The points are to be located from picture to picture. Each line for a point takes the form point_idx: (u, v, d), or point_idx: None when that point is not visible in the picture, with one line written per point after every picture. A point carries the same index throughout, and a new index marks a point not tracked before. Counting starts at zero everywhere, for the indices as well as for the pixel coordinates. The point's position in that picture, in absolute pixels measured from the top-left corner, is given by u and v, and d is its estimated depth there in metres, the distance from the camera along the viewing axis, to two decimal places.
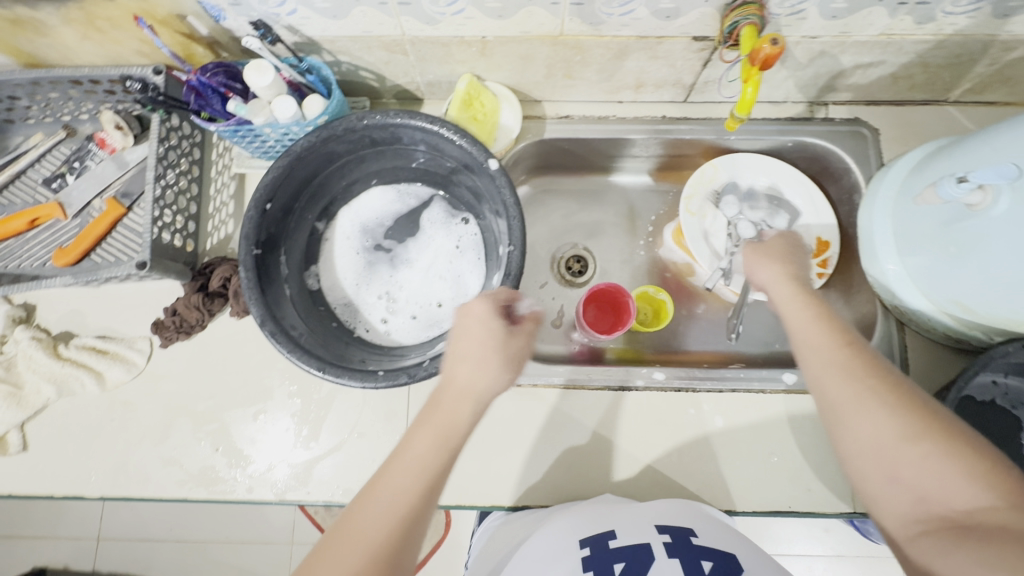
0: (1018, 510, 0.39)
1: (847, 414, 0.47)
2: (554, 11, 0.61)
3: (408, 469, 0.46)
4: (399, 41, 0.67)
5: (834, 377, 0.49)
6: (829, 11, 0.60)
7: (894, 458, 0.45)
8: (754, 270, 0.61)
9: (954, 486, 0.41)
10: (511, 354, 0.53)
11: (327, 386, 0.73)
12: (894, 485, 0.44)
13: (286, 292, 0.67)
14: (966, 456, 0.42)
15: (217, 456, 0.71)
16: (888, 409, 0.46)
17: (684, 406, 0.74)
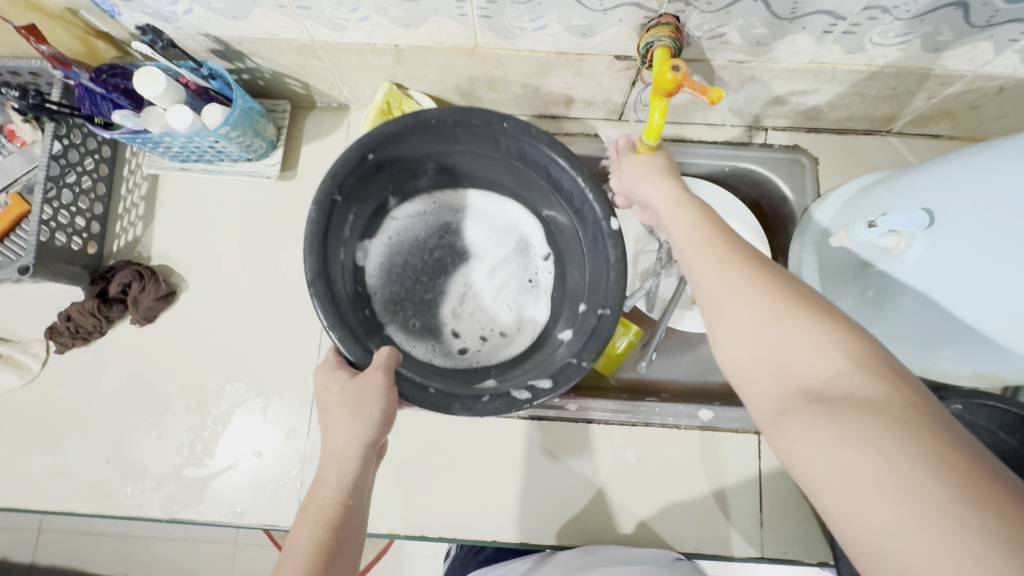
0: (868, 371, 0.35)
1: (721, 303, 0.42)
2: (464, 23, 0.58)
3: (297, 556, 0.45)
4: (309, 46, 0.64)
5: (709, 264, 0.44)
6: (752, 36, 0.57)
7: (766, 339, 0.39)
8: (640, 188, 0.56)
9: (814, 356, 0.36)
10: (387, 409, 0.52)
11: (225, 401, 0.70)
12: (764, 368, 0.39)
13: (343, 254, 0.59)
14: (821, 325, 0.37)
15: (107, 470, 0.68)
16: (753, 288, 0.41)
17: (595, 439, 0.70)
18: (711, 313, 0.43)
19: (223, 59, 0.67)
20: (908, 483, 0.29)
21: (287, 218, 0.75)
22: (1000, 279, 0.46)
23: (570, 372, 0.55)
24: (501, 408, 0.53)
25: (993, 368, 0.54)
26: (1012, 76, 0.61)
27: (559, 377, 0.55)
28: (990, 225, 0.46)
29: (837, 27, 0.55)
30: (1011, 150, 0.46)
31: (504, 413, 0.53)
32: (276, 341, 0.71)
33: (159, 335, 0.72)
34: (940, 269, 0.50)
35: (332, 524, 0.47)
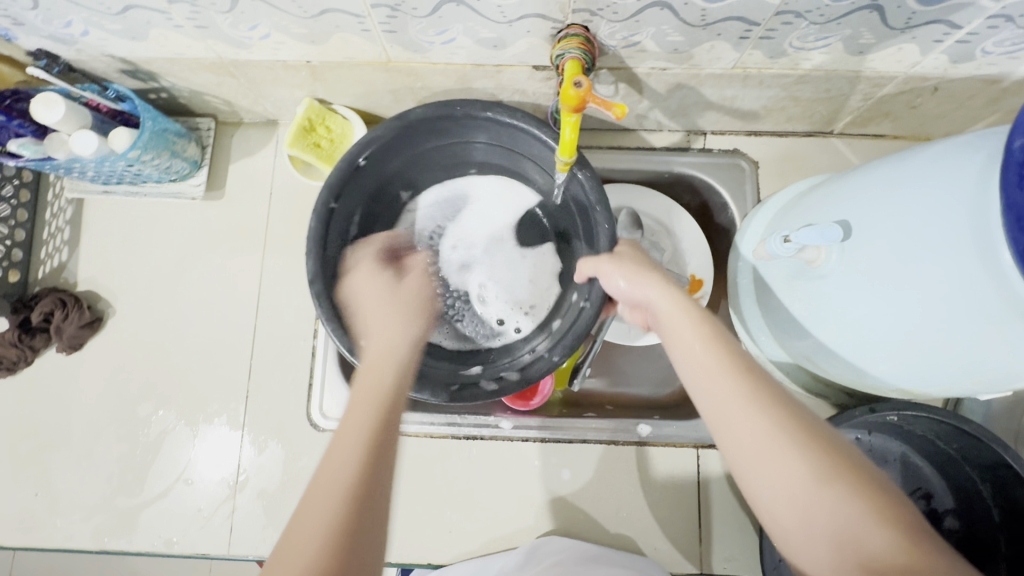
0: (923, 550, 0.33)
1: (756, 454, 0.38)
2: (370, 38, 0.56)
3: (355, 426, 0.39)
4: (220, 64, 0.62)
5: (738, 409, 0.39)
6: (668, 44, 0.55)
7: (813, 503, 0.36)
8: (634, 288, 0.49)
9: (867, 530, 0.34)
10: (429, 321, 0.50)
11: (155, 428, 0.68)
12: (811, 533, 0.36)
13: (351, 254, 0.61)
14: (866, 491, 0.35)
15: (36, 502, 0.67)
16: (793, 441, 0.37)
17: (530, 457, 0.69)
18: (745, 471, 0.39)
19: (136, 79, 0.65)
20: None
21: (216, 239, 0.73)
22: (911, 294, 0.45)
23: (539, 365, 0.56)
24: (470, 399, 0.55)
25: (921, 389, 0.52)
26: (945, 76, 0.59)
27: (527, 370, 0.56)
28: (897, 240, 0.45)
29: (753, 32, 0.53)
30: (916, 162, 0.46)
31: (474, 402, 0.55)
32: (206, 366, 0.70)
33: (86, 363, 0.70)
34: (856, 282, 0.49)
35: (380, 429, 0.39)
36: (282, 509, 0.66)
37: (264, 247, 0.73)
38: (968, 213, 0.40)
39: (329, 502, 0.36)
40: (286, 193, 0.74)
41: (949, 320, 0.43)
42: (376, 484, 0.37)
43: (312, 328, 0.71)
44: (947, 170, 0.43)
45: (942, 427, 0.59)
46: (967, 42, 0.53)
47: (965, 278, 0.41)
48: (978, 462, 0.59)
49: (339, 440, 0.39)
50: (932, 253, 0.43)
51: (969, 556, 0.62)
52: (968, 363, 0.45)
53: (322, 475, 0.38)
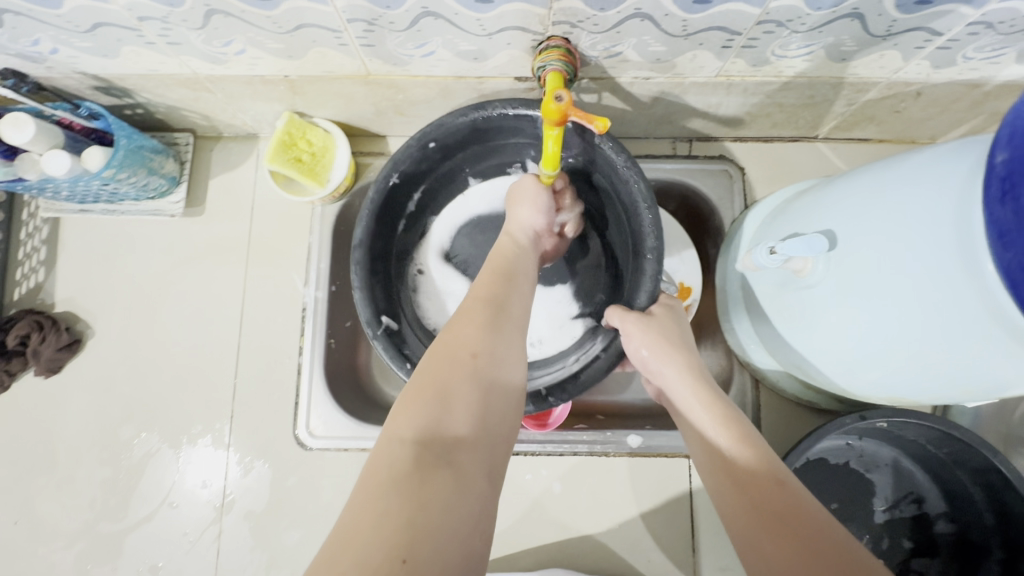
0: None
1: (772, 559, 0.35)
2: (348, 52, 0.55)
3: (475, 325, 0.42)
4: (195, 79, 0.61)
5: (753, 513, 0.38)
6: (650, 54, 0.55)
7: None
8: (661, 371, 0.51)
9: None
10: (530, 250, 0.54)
11: (138, 451, 0.67)
12: None
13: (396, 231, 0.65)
14: None
15: (16, 530, 0.65)
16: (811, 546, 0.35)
17: (521, 470, 0.68)
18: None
19: (110, 95, 0.63)
20: None
21: (198, 256, 0.72)
22: (899, 306, 0.45)
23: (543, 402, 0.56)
24: None
25: (912, 398, 0.52)
26: (928, 81, 0.59)
27: (528, 404, 0.57)
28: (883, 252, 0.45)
29: (735, 42, 0.53)
30: (900, 173, 0.46)
31: None
32: (189, 386, 0.69)
33: (65, 387, 0.69)
34: (843, 292, 0.49)
35: (481, 347, 0.40)
36: (270, 530, 0.65)
37: (247, 263, 0.71)
38: (953, 225, 0.40)
39: (434, 405, 0.36)
40: (267, 208, 0.73)
41: (937, 332, 0.43)
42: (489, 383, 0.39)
43: (297, 345, 0.69)
44: (930, 182, 0.42)
45: (931, 432, 0.59)
46: (948, 48, 0.53)
47: (952, 291, 0.41)
48: (969, 466, 0.59)
49: (436, 357, 0.40)
50: (918, 265, 0.42)
51: (963, 557, 0.62)
52: (958, 374, 0.45)
53: (439, 372, 0.39)
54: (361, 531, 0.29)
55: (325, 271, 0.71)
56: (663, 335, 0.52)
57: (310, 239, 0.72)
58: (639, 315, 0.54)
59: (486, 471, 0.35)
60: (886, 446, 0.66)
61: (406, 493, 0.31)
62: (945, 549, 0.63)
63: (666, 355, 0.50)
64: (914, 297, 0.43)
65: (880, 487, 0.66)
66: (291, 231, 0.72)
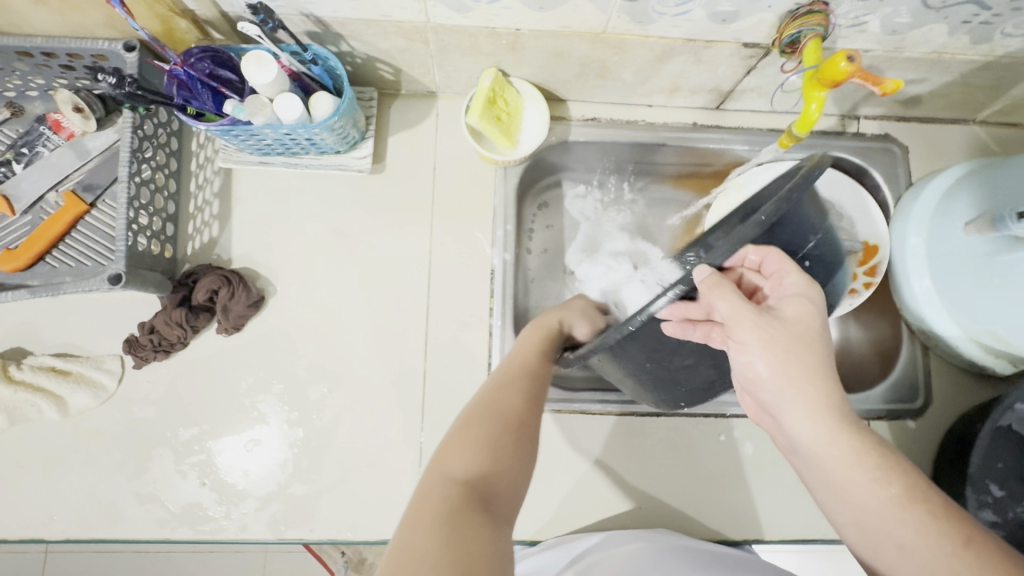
0: None
1: None
2: (603, 7, 0.55)
3: (509, 393, 0.48)
4: (421, 28, 0.59)
5: (906, 544, 0.39)
6: (890, 25, 0.57)
7: None
8: (775, 402, 0.45)
9: None
10: (553, 348, 0.57)
11: (331, 411, 0.65)
12: None
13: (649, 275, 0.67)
14: None
15: (204, 492, 0.63)
16: None
17: (714, 433, 0.70)
18: None
19: (319, 42, 0.61)
20: None
21: (379, 215, 0.70)
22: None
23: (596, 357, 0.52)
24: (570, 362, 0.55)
25: None
26: None
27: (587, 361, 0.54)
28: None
29: (977, 17, 0.55)
30: None
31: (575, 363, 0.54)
32: (378, 346, 0.67)
33: (247, 346, 0.66)
34: None
35: (523, 417, 0.45)
36: None
37: (431, 223, 0.70)
38: None
39: (486, 456, 0.40)
40: (449, 168, 0.71)
41: None
42: (505, 427, 0.44)
43: (487, 306, 0.69)
44: None
45: None
46: None
47: None
48: None
49: (469, 420, 0.44)
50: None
51: None
52: None
53: (466, 428, 0.43)
54: (407, 547, 0.32)
55: (511, 234, 0.70)
56: (788, 348, 0.43)
57: (494, 200, 0.71)
58: (761, 317, 0.44)
59: (511, 511, 0.38)
60: None
61: (442, 524, 0.34)
62: None
63: (788, 380, 0.43)
64: None
65: None
66: (475, 192, 0.71)
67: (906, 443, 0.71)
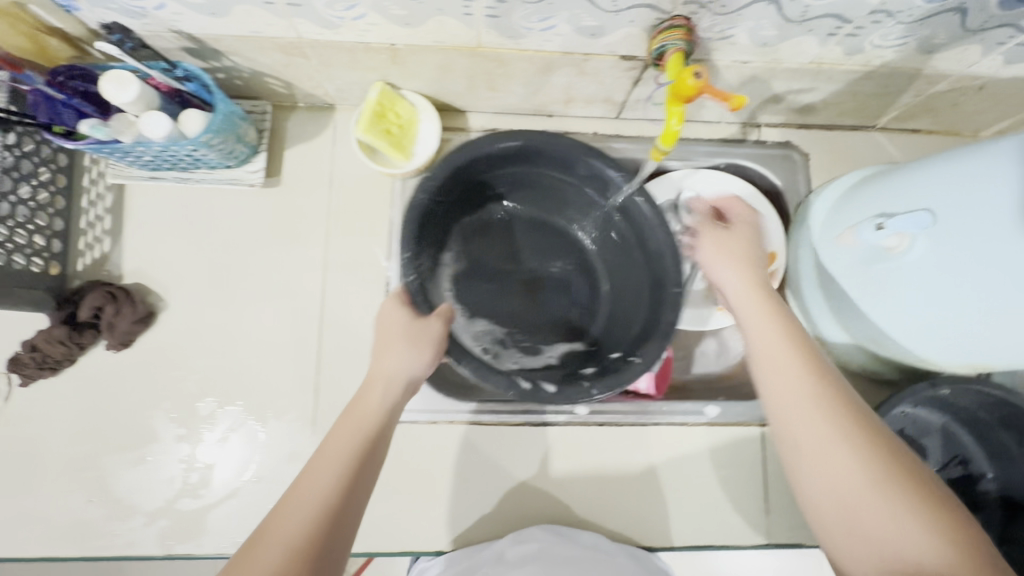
0: (970, 565, 0.37)
1: (808, 459, 0.44)
2: (469, 23, 0.55)
3: (320, 478, 0.44)
4: (296, 44, 0.59)
5: (807, 413, 0.45)
6: (759, 38, 0.57)
7: (864, 501, 0.41)
8: (715, 269, 0.58)
9: (904, 531, 0.39)
10: (396, 390, 0.52)
11: (221, 426, 0.66)
12: (852, 532, 0.41)
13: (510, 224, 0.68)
14: (909, 497, 0.40)
15: (91, 509, 0.63)
16: (853, 453, 0.42)
17: (606, 442, 0.71)
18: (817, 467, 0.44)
19: (198, 57, 0.61)
20: None
21: (275, 230, 0.71)
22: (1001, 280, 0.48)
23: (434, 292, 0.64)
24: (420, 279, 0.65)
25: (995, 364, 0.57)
26: (993, 76, 0.64)
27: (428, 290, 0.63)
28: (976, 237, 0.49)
29: (842, 30, 0.56)
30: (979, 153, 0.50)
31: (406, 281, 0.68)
32: (273, 360, 0.68)
33: (138, 362, 0.66)
34: (945, 265, 0.52)
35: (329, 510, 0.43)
36: None
37: (327, 236, 0.71)
38: None
39: None
40: (346, 181, 0.72)
41: None
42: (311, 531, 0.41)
43: None
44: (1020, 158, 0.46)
45: (990, 399, 0.66)
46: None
47: None
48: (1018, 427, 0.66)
49: (265, 531, 0.42)
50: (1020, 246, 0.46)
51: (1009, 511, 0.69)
52: None
53: (261, 541, 0.41)
54: None
55: None
56: (769, 302, 0.53)
57: (391, 213, 0.72)
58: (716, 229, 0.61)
59: None
60: (936, 414, 0.71)
61: None
62: (991, 506, 0.70)
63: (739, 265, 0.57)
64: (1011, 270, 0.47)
65: (932, 451, 0.71)
66: (372, 205, 0.72)
67: None
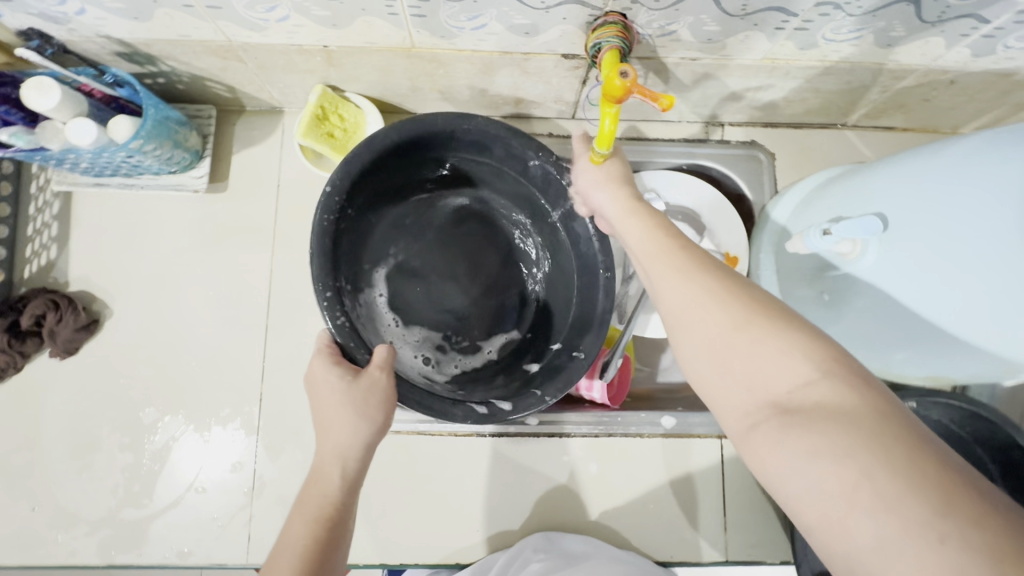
0: (836, 377, 0.32)
1: (681, 339, 0.38)
2: (397, 23, 0.53)
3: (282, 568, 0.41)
4: (228, 47, 0.58)
5: (669, 273, 0.40)
6: (703, 34, 0.54)
7: (730, 347, 0.35)
8: (594, 196, 0.51)
9: (775, 360, 0.34)
10: (347, 449, 0.47)
11: (164, 435, 0.65)
12: (731, 374, 0.35)
13: (425, 211, 0.63)
14: (773, 336, 0.34)
15: (34, 517, 0.63)
16: (709, 293, 0.37)
17: (558, 453, 0.69)
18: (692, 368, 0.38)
19: (133, 62, 0.60)
20: (870, 479, 0.28)
21: (223, 235, 0.70)
22: (982, 305, 0.44)
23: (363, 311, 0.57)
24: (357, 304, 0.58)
25: (950, 377, 0.56)
26: (963, 70, 0.60)
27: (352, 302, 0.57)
28: (941, 256, 0.45)
29: (789, 24, 0.53)
30: (954, 160, 0.45)
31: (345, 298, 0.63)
32: (217, 368, 0.67)
33: (84, 370, 0.66)
34: (896, 274, 0.49)
35: None
36: None
37: (274, 241, 0.70)
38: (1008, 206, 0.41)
39: None
40: (295, 186, 0.71)
41: (1007, 313, 0.43)
42: None
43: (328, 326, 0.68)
44: (1005, 171, 0.41)
45: (957, 412, 0.62)
46: (991, 36, 0.54)
47: (1005, 270, 0.41)
48: (991, 444, 0.62)
49: None
50: (1003, 272, 0.41)
51: None
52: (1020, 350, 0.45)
53: None
54: None
55: None
56: (639, 209, 0.46)
57: None
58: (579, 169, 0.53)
59: None
60: None
61: None
62: None
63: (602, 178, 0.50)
64: (962, 279, 0.44)
65: None
66: None
67: None
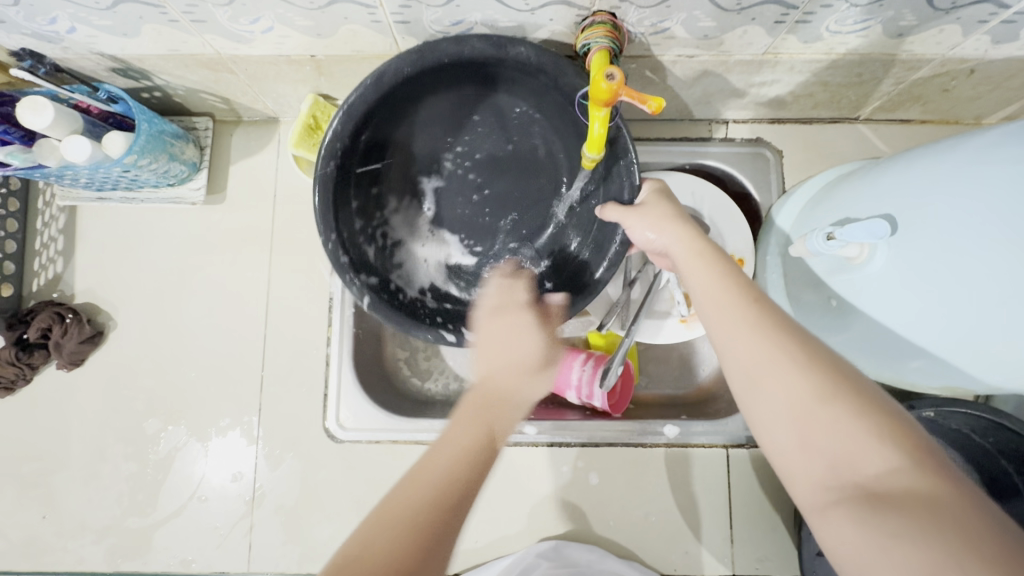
0: (925, 469, 0.31)
1: (752, 399, 0.37)
2: (381, 30, 0.52)
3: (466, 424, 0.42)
4: (218, 60, 0.58)
5: (744, 330, 0.38)
6: (698, 30, 0.52)
7: (809, 418, 0.34)
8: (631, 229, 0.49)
9: (860, 442, 0.32)
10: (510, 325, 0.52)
11: (167, 445, 0.66)
12: (806, 446, 0.34)
13: (481, 116, 0.57)
14: (857, 416, 0.33)
15: (43, 525, 0.65)
16: (791, 360, 0.36)
17: (557, 463, 0.68)
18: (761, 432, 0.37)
19: (129, 77, 0.61)
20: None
21: (222, 245, 0.70)
22: (977, 315, 0.41)
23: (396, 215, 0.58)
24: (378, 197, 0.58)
25: (971, 391, 0.52)
26: (983, 58, 0.56)
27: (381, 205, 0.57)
28: (950, 254, 0.41)
29: (790, 16, 0.50)
30: (964, 155, 0.42)
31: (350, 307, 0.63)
32: (218, 378, 0.68)
33: (90, 381, 0.67)
34: (902, 283, 0.45)
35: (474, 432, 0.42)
36: (303, 525, 0.64)
37: (272, 251, 0.70)
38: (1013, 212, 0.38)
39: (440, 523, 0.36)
40: (291, 195, 0.71)
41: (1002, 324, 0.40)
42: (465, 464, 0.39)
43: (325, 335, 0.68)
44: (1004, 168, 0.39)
45: (980, 421, 0.59)
46: (1013, 22, 0.50)
47: (1009, 278, 0.38)
48: None
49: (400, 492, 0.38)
50: (1005, 278, 0.38)
51: None
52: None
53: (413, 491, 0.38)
54: None
55: None
56: (704, 251, 0.44)
57: None
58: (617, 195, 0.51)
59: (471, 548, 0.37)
60: None
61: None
62: None
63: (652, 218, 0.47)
64: (970, 287, 0.41)
65: None
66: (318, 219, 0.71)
67: (770, 470, 0.67)
